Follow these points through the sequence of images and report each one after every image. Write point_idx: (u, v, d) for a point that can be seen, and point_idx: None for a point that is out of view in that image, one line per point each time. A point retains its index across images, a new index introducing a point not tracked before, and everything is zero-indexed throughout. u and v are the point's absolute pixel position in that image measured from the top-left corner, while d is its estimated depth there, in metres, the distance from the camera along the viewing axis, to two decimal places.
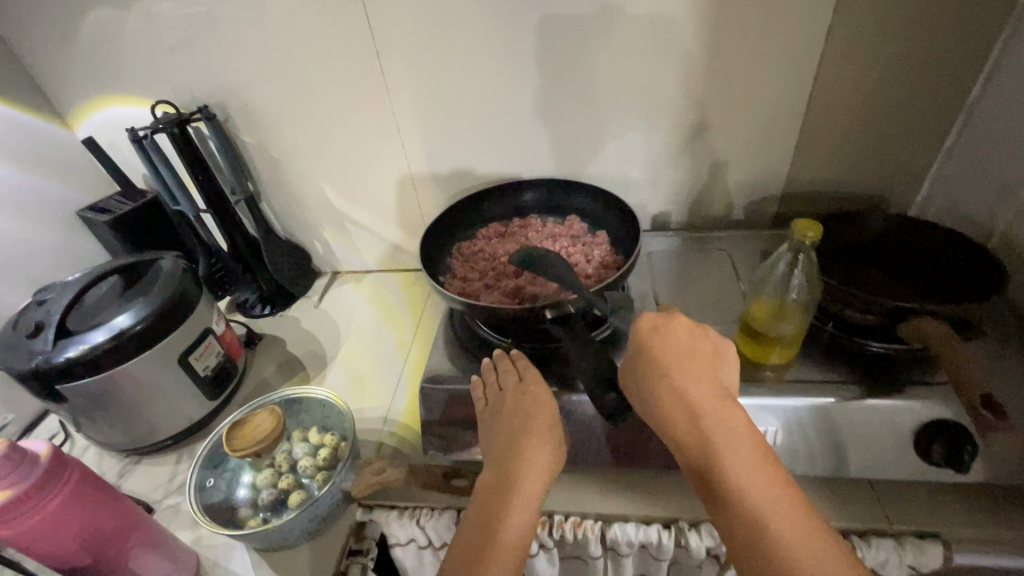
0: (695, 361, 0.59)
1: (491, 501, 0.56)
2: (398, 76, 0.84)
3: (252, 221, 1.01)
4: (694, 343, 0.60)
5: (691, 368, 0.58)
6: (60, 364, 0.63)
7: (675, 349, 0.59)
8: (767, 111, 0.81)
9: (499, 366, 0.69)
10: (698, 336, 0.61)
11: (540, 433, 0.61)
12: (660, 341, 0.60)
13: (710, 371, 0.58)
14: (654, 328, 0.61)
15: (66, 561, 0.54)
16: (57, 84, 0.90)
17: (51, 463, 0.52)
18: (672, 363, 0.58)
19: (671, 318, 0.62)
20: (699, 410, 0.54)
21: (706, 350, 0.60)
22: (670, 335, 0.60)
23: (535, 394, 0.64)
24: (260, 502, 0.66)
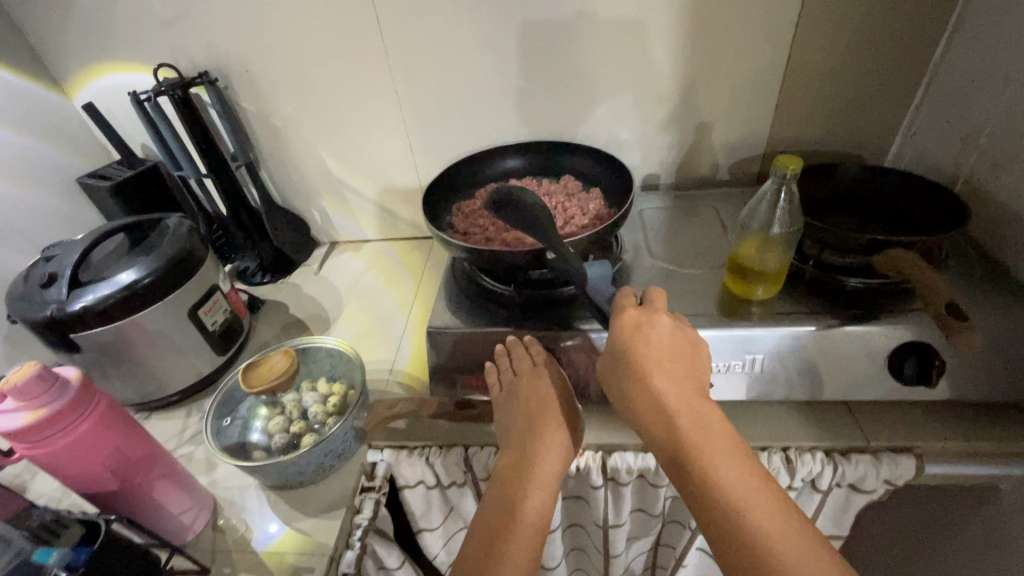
0: (676, 361, 0.56)
1: (509, 486, 0.56)
2: (396, 40, 0.87)
3: (253, 188, 1.04)
4: (673, 342, 0.57)
5: (668, 366, 0.55)
6: (73, 313, 0.67)
7: (657, 344, 0.56)
8: (751, 68, 0.84)
9: (511, 350, 0.69)
10: (678, 334, 0.58)
11: (554, 416, 0.62)
12: (641, 340, 0.56)
13: (688, 371, 0.56)
14: (636, 324, 0.57)
15: (93, 488, 0.53)
16: (57, 52, 0.92)
17: (82, 387, 0.50)
18: (653, 359, 0.55)
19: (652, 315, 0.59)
20: (676, 410, 0.52)
21: (686, 348, 0.57)
22: (651, 329, 0.57)
23: (543, 379, 0.64)
24: (273, 446, 0.68)
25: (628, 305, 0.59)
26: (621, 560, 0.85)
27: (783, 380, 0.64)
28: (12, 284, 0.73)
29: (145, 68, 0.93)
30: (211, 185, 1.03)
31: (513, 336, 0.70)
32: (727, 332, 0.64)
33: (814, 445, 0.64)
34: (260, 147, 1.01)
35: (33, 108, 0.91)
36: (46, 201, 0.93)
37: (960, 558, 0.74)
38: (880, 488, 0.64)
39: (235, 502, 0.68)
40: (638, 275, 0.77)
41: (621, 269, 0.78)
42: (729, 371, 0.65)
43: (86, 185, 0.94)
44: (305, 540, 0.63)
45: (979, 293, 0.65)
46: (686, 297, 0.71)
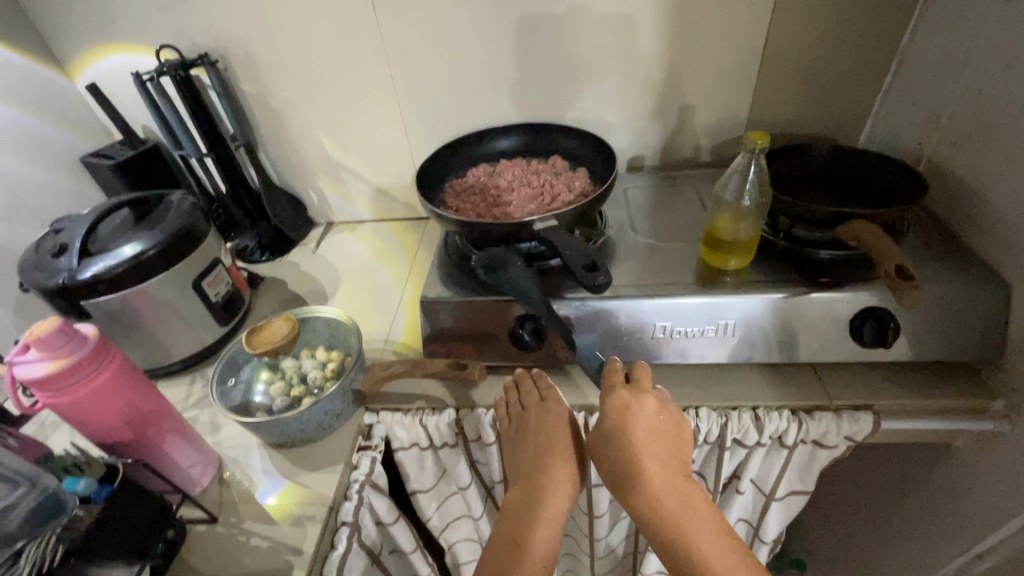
0: (662, 440, 0.60)
1: (518, 523, 0.62)
2: (391, 24, 0.90)
3: (252, 168, 1.07)
4: (661, 420, 0.61)
5: (655, 450, 0.60)
6: (83, 281, 0.70)
7: (644, 426, 0.60)
8: (729, 53, 0.88)
9: (521, 384, 0.72)
10: (663, 413, 0.62)
11: (562, 452, 0.66)
12: (631, 420, 0.60)
13: (672, 450, 0.61)
14: (624, 407, 0.61)
15: (109, 438, 0.57)
16: (60, 33, 0.95)
17: (98, 342, 0.54)
18: (642, 442, 0.59)
19: (641, 394, 0.62)
20: (662, 489, 0.58)
21: (670, 427, 0.62)
22: (639, 411, 0.61)
23: (553, 413, 0.68)
24: (274, 407, 0.72)
25: (617, 383, 0.63)
26: (604, 520, 0.90)
27: (752, 343, 0.69)
28: (24, 254, 0.76)
29: (145, 49, 0.96)
30: (211, 165, 1.06)
31: (522, 371, 0.73)
32: (701, 298, 0.69)
33: (781, 405, 0.69)
34: (258, 128, 1.05)
35: (37, 88, 0.94)
36: (51, 179, 0.96)
37: (917, 511, 0.80)
38: (841, 444, 0.69)
39: (240, 459, 0.72)
40: (621, 248, 0.81)
41: (604, 243, 0.82)
42: (703, 335, 0.70)
43: (89, 164, 0.97)
44: (307, 492, 0.67)
45: (936, 261, 0.70)
46: (664, 268, 0.76)
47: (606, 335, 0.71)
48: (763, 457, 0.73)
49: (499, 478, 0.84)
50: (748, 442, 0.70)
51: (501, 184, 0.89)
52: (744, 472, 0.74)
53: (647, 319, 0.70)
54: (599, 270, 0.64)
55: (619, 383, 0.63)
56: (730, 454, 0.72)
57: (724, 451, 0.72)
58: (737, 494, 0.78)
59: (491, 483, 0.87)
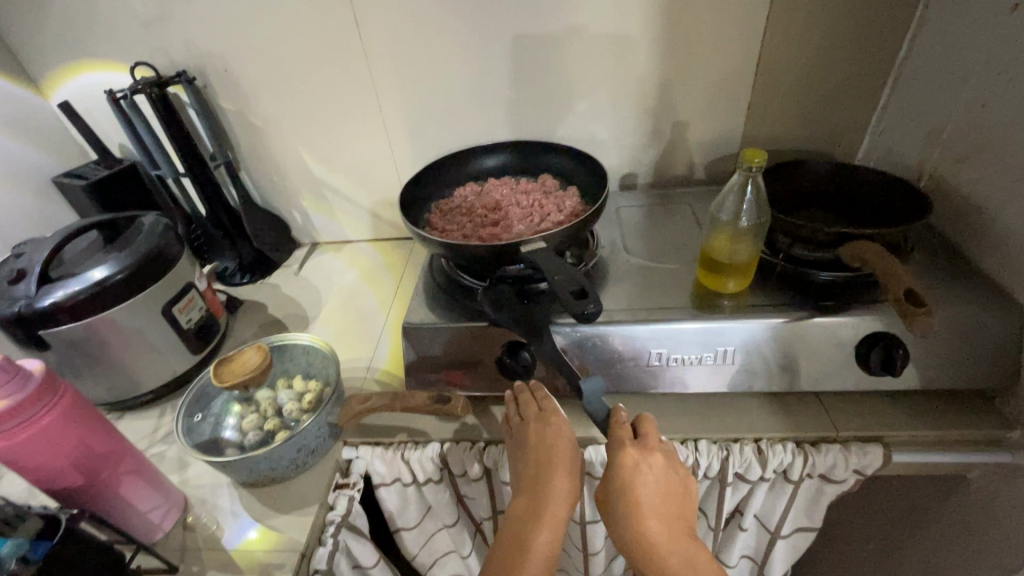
0: (668, 502, 0.56)
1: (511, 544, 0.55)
2: (374, 41, 0.87)
3: (232, 188, 1.04)
4: (667, 480, 0.56)
5: (661, 514, 0.55)
6: (41, 309, 0.66)
7: (651, 487, 0.55)
8: (722, 69, 0.86)
9: (519, 397, 0.65)
10: (670, 471, 0.57)
11: (562, 464, 0.59)
12: (639, 481, 0.55)
13: (678, 511, 0.56)
14: (633, 467, 0.55)
15: (56, 483, 0.52)
16: (33, 51, 0.92)
17: (45, 379, 0.50)
18: (649, 507, 0.55)
19: (648, 452, 0.57)
20: (669, 554, 0.52)
21: (677, 487, 0.57)
22: (647, 473, 0.56)
23: (554, 424, 0.61)
24: (246, 442, 0.67)
25: (625, 439, 0.57)
26: (600, 556, 0.85)
27: (752, 371, 0.65)
28: None
29: (121, 67, 0.93)
30: (190, 184, 1.03)
31: (519, 383, 0.67)
32: (698, 324, 0.65)
33: (785, 436, 0.65)
34: (239, 147, 1.01)
35: (8, 106, 0.90)
36: (20, 200, 0.92)
37: (931, 546, 0.76)
38: (850, 478, 0.65)
39: (207, 500, 0.67)
40: (615, 269, 0.78)
41: (597, 265, 0.79)
42: (701, 363, 0.66)
43: (61, 185, 0.93)
44: (278, 537, 0.62)
45: (943, 282, 0.67)
46: (658, 291, 0.72)
47: (598, 362, 0.67)
48: (766, 491, 0.69)
49: (488, 514, 0.79)
50: (751, 476, 0.66)
51: (488, 203, 0.86)
52: (748, 508, 0.70)
53: (643, 346, 0.66)
54: (588, 298, 0.58)
55: (627, 439, 0.57)
56: (732, 489, 0.68)
57: (726, 486, 0.67)
58: (741, 531, 0.73)
59: (479, 519, 0.82)
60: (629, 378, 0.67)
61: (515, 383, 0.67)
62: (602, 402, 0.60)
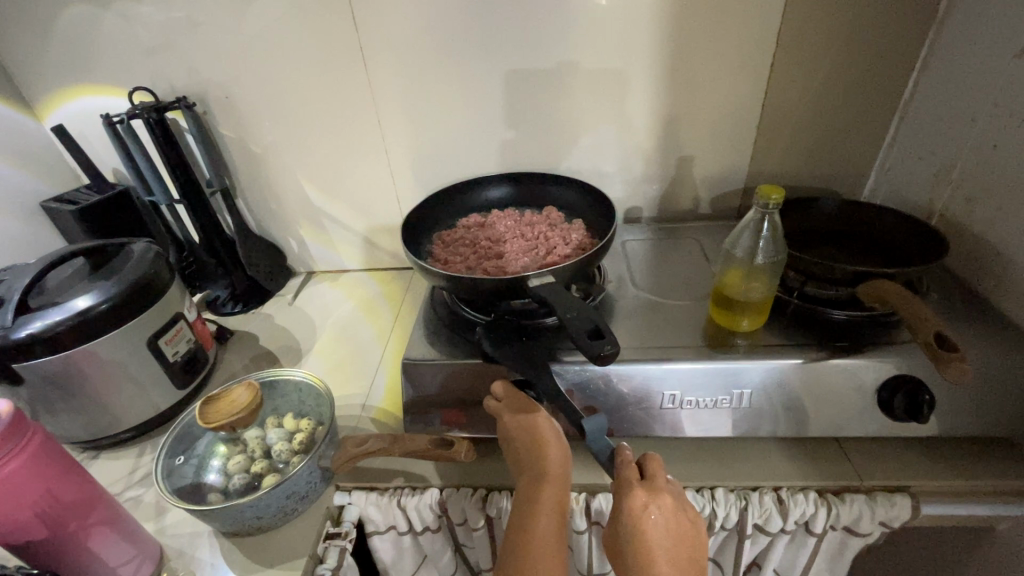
0: (680, 547, 0.49)
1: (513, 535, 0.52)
2: (380, 70, 0.87)
3: (228, 216, 1.01)
4: (678, 522, 0.50)
5: (674, 560, 0.48)
6: (17, 340, 0.62)
7: (662, 531, 0.49)
8: (728, 106, 0.86)
9: (495, 403, 0.62)
10: (682, 514, 0.51)
11: (551, 439, 0.58)
12: (648, 524, 0.49)
13: (690, 557, 0.49)
14: (642, 509, 0.49)
15: (17, 537, 0.48)
16: (30, 74, 0.90)
17: (13, 421, 0.46)
18: (660, 553, 0.48)
19: (658, 492, 0.51)
20: None
21: (689, 530, 0.50)
22: (658, 515, 0.49)
23: (539, 433, 0.58)
24: (231, 487, 0.62)
25: (632, 479, 0.51)
26: None
27: (770, 415, 0.62)
28: None
29: (119, 91, 0.91)
30: (184, 210, 1.00)
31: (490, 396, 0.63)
32: (713, 364, 0.62)
33: (806, 485, 0.61)
34: (237, 173, 0.99)
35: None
36: (5, 224, 0.89)
37: None
38: (876, 530, 0.61)
39: (186, 551, 0.62)
40: (624, 305, 0.75)
41: (605, 300, 0.76)
42: (717, 406, 0.63)
43: (50, 209, 0.90)
44: None
45: (963, 325, 0.65)
46: (669, 328, 0.69)
47: (608, 404, 0.64)
48: (787, 545, 0.64)
49: (488, 565, 0.74)
50: (772, 528, 0.62)
51: (492, 235, 0.84)
52: (767, 562, 0.66)
53: (655, 388, 0.63)
54: (603, 337, 0.55)
55: (635, 477, 0.52)
56: (751, 542, 0.64)
57: (745, 539, 0.63)
58: None
59: (478, 570, 0.77)
60: (641, 420, 0.64)
61: (488, 403, 0.62)
62: (607, 441, 0.57)
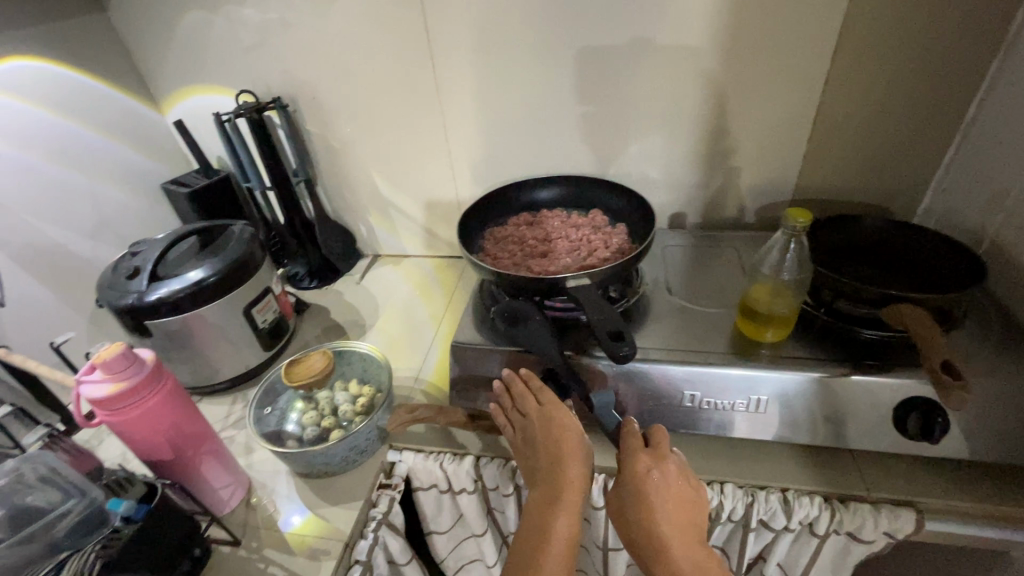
0: (680, 509, 0.56)
1: (540, 508, 0.60)
2: (449, 77, 0.95)
3: (309, 201, 1.15)
4: (680, 488, 0.57)
5: (673, 518, 0.56)
6: (148, 303, 0.77)
7: (663, 492, 0.56)
8: (779, 120, 0.88)
9: (513, 387, 0.70)
10: (683, 480, 0.58)
11: (567, 425, 0.64)
12: (652, 487, 0.56)
13: (689, 517, 0.57)
14: (646, 472, 0.57)
15: (153, 456, 0.62)
16: (159, 75, 1.06)
17: (155, 366, 0.59)
18: (660, 510, 0.55)
19: (661, 460, 0.58)
20: (677, 558, 0.53)
21: (689, 495, 0.58)
22: (659, 478, 0.57)
23: (558, 420, 0.65)
24: (305, 437, 0.75)
25: (638, 447, 0.58)
26: None
27: (786, 422, 0.67)
28: (103, 274, 0.84)
29: (227, 91, 1.05)
30: (273, 196, 1.14)
31: (510, 372, 0.70)
32: (735, 370, 0.67)
33: (813, 490, 0.65)
34: (319, 164, 1.12)
35: (131, 121, 1.05)
36: (135, 202, 1.06)
37: None
38: (879, 540, 0.65)
39: (267, 484, 0.75)
40: (656, 308, 0.81)
41: (639, 302, 0.82)
42: (735, 410, 0.68)
43: (168, 190, 1.06)
44: (325, 525, 0.69)
45: (995, 353, 0.66)
46: (697, 334, 0.74)
47: (632, 398, 0.70)
48: (791, 542, 0.69)
49: (515, 529, 0.83)
50: (775, 525, 0.67)
51: (539, 235, 0.91)
52: (771, 556, 0.71)
53: (677, 387, 0.69)
54: (623, 341, 0.62)
55: (640, 446, 0.59)
56: (756, 535, 0.69)
57: (749, 532, 0.69)
58: None
59: (507, 533, 0.86)
60: (663, 416, 0.70)
61: (505, 371, 0.71)
62: (614, 415, 0.63)
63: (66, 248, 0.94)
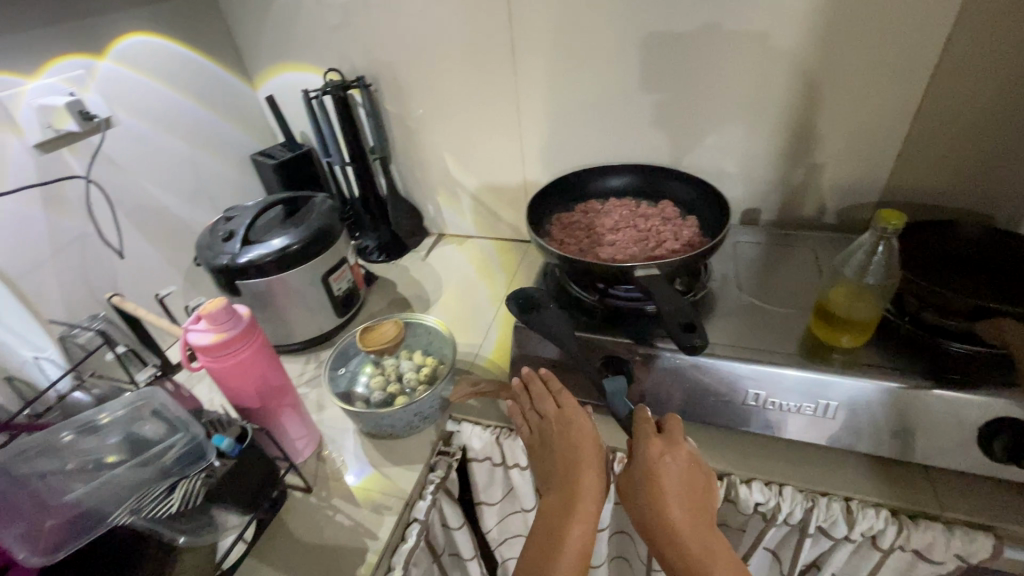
0: (691, 494, 0.58)
1: (560, 498, 0.62)
2: (527, 61, 0.96)
3: (383, 178, 1.19)
4: (692, 474, 0.59)
5: (685, 504, 0.57)
6: (240, 264, 0.83)
7: (674, 477, 0.58)
8: (873, 116, 0.83)
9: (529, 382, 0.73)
10: (694, 466, 0.60)
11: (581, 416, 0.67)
12: (663, 472, 0.58)
13: (702, 504, 0.58)
14: (658, 457, 0.59)
15: (242, 403, 0.68)
16: (255, 52, 1.13)
17: (250, 321, 0.65)
18: (672, 496, 0.57)
19: (672, 446, 0.60)
20: (691, 545, 0.55)
21: (701, 481, 0.59)
22: (671, 462, 0.59)
23: (573, 412, 0.68)
24: (371, 399, 0.79)
25: (651, 432, 0.61)
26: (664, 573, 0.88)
27: (856, 430, 0.64)
28: (200, 235, 0.92)
29: (315, 69, 1.11)
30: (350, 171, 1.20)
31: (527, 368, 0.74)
32: (805, 373, 0.65)
33: (880, 502, 0.63)
34: (394, 143, 1.16)
35: (228, 95, 1.12)
36: (228, 171, 1.14)
37: None
38: (948, 561, 0.62)
39: (337, 440, 0.81)
40: (724, 304, 0.79)
41: (706, 297, 0.81)
42: (800, 413, 0.66)
43: (257, 162, 1.14)
44: (387, 483, 0.74)
45: None
46: (766, 333, 0.73)
47: (692, 391, 0.70)
48: (849, 553, 0.68)
49: None
50: (835, 533, 0.65)
51: (607, 222, 0.91)
52: (825, 565, 0.70)
53: (741, 384, 0.68)
54: (694, 332, 0.63)
55: (653, 431, 0.61)
56: (812, 541, 0.68)
57: (805, 537, 0.67)
58: None
59: None
60: (723, 411, 0.69)
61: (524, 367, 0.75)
62: (625, 402, 0.66)
63: (171, 211, 1.03)
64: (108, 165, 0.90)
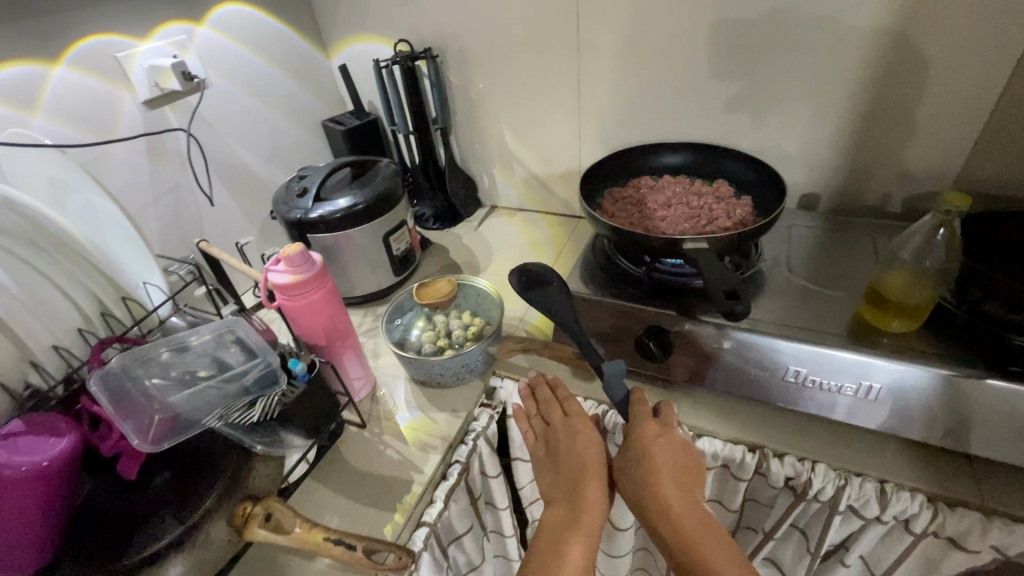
0: (682, 471, 0.63)
1: (566, 485, 0.66)
2: (590, 35, 0.97)
3: (442, 148, 1.24)
4: (683, 454, 0.64)
5: (677, 479, 0.62)
6: (311, 219, 0.91)
7: (667, 455, 0.63)
8: (951, 99, 0.80)
9: (534, 389, 0.79)
10: (686, 448, 0.65)
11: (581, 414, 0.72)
12: (656, 447, 0.63)
13: (692, 482, 0.63)
14: (653, 435, 0.64)
15: (310, 341, 0.75)
16: (332, 22, 1.19)
17: (322, 267, 0.72)
18: (665, 470, 0.62)
19: (665, 429, 0.66)
20: (683, 517, 0.58)
21: (691, 463, 0.64)
22: (665, 441, 0.64)
23: (576, 410, 0.73)
24: (422, 351, 0.84)
25: (646, 414, 0.67)
26: None
27: (897, 414, 0.64)
28: (276, 191, 1.00)
29: (386, 40, 1.16)
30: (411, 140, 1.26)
31: (533, 376, 0.80)
32: (849, 353, 0.65)
33: (917, 487, 0.63)
34: (455, 114, 1.21)
35: (305, 63, 1.19)
36: (302, 135, 1.22)
37: None
38: (985, 552, 0.63)
39: (389, 385, 0.88)
40: (774, 284, 0.79)
41: (755, 276, 0.81)
42: (841, 393, 0.66)
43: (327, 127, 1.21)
44: (434, 426, 0.80)
45: None
46: (814, 314, 0.73)
47: (732, 364, 0.71)
48: (879, 534, 0.69)
49: None
50: (866, 513, 0.66)
51: (660, 198, 0.92)
52: (853, 546, 0.71)
53: (782, 361, 0.69)
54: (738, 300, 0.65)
55: (648, 414, 0.67)
56: (841, 520, 0.69)
57: (835, 515, 0.68)
58: (841, 565, 0.75)
59: None
60: (760, 385, 0.70)
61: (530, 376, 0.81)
62: (622, 386, 0.68)
63: (252, 169, 1.12)
64: (201, 123, 0.99)
